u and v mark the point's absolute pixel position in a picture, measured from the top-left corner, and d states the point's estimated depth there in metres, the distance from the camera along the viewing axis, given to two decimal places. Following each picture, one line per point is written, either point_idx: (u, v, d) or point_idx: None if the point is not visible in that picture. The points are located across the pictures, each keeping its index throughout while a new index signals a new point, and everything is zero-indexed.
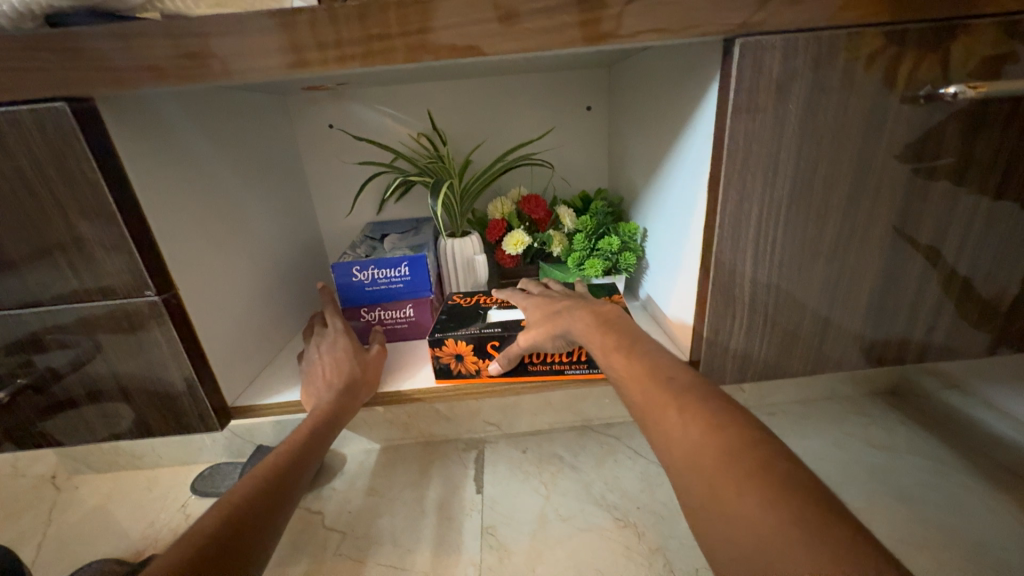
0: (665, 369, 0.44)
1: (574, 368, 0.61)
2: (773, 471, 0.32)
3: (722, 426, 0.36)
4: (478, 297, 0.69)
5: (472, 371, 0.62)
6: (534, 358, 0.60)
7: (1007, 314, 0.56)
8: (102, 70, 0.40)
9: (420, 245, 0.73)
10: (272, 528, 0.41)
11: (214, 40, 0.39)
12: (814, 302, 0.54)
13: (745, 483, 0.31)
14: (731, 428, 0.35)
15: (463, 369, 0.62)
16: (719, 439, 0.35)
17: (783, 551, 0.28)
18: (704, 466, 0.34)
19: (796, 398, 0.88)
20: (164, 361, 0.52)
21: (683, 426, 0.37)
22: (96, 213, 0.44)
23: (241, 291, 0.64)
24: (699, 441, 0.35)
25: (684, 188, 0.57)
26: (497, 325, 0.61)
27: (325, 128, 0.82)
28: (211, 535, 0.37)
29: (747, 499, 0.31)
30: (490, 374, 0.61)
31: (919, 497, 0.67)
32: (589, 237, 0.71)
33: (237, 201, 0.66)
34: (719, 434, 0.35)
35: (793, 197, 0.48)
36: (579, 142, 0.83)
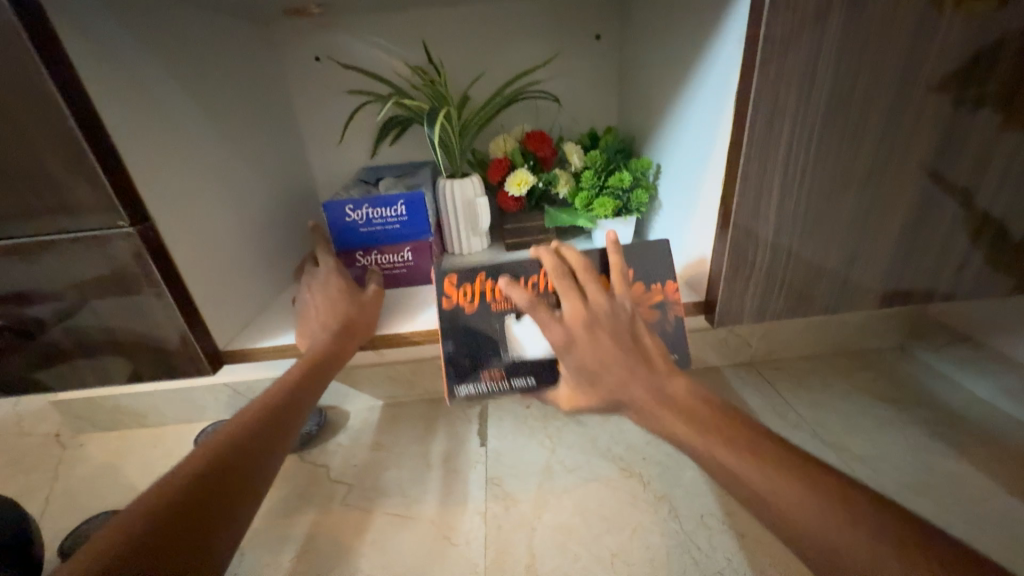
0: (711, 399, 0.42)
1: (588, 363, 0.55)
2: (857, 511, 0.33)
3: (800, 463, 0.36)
4: (474, 281, 0.54)
5: None
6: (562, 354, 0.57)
7: None
8: None
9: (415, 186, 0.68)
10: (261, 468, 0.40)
11: None
12: (843, 235, 0.49)
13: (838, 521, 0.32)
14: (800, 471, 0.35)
15: None
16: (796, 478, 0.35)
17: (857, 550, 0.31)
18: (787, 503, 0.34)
19: (805, 351, 0.86)
20: (151, 306, 0.49)
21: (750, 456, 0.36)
22: (55, 135, 0.40)
23: (226, 235, 0.60)
24: (780, 485, 0.35)
25: (705, 109, 0.52)
26: (526, 372, 0.53)
27: (312, 63, 0.75)
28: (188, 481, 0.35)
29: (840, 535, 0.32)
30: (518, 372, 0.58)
31: (922, 448, 0.67)
32: (598, 173, 0.67)
33: (217, 138, 0.61)
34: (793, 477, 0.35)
35: (831, 111, 0.43)
36: (586, 76, 0.77)
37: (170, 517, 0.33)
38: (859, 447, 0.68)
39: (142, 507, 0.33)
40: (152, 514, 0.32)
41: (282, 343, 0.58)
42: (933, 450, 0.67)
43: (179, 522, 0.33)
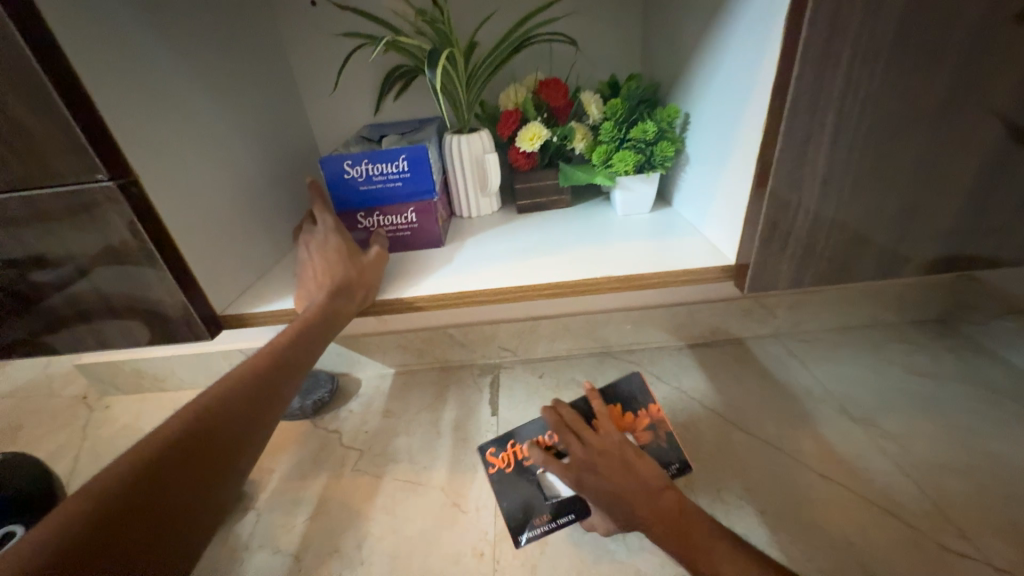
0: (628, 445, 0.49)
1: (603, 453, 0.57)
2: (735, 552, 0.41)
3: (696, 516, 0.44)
4: (513, 450, 0.64)
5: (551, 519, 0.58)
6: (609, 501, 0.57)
7: None
8: None
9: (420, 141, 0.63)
10: (247, 433, 0.39)
11: None
12: (903, 188, 0.42)
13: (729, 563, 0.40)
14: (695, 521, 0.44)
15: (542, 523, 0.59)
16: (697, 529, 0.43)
17: None
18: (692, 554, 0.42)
19: (837, 323, 0.81)
20: (141, 268, 0.46)
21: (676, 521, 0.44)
22: (16, 74, 0.36)
23: (219, 194, 0.57)
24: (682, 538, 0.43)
25: (744, 42, 0.45)
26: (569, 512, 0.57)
27: (308, 8, 0.70)
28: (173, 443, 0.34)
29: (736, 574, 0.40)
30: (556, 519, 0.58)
31: (968, 425, 0.62)
32: (618, 125, 0.60)
33: (203, 88, 0.56)
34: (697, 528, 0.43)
35: (903, 31, 0.35)
36: (607, 16, 0.69)
37: (144, 482, 0.32)
38: (895, 424, 0.63)
39: (114, 471, 0.32)
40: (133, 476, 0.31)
41: (281, 307, 0.56)
42: (979, 428, 0.61)
43: (161, 487, 0.32)
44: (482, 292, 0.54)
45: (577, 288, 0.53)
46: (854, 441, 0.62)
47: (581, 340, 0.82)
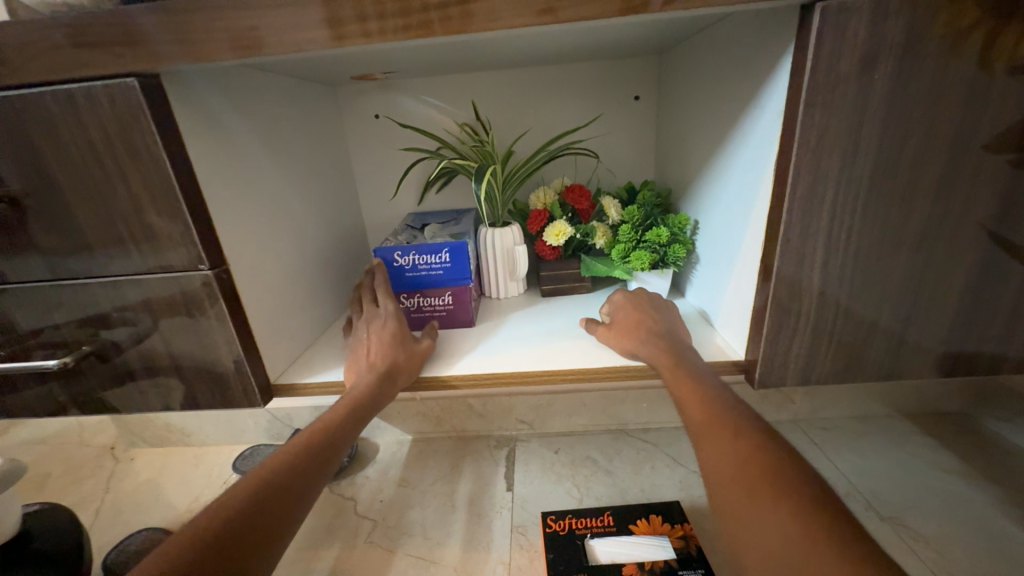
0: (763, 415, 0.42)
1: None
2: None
3: (832, 515, 0.32)
4: (570, 519, 0.68)
5: None
6: None
7: None
8: (150, 47, 0.41)
9: (460, 232, 0.71)
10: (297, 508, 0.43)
11: (257, 16, 0.40)
12: (893, 303, 0.47)
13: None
14: (817, 519, 0.32)
15: None
16: (773, 483, 0.35)
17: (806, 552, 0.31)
18: (749, 515, 0.35)
19: (851, 412, 0.82)
20: (215, 337, 0.53)
21: (780, 528, 0.33)
22: (158, 191, 0.46)
23: (283, 274, 0.65)
24: (778, 541, 0.33)
25: (743, 173, 0.53)
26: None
27: (371, 119, 0.83)
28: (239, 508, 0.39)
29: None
30: None
31: (998, 532, 0.60)
32: (635, 228, 0.68)
33: (283, 189, 0.67)
34: (801, 521, 0.32)
35: (878, 181, 0.42)
36: (624, 133, 0.80)
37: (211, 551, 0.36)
38: (921, 526, 0.62)
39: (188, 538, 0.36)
40: (205, 537, 0.37)
41: (325, 379, 0.61)
42: (1008, 533, 0.60)
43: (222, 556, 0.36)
44: (514, 374, 0.58)
45: (596, 375, 0.57)
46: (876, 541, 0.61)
47: (596, 418, 0.85)
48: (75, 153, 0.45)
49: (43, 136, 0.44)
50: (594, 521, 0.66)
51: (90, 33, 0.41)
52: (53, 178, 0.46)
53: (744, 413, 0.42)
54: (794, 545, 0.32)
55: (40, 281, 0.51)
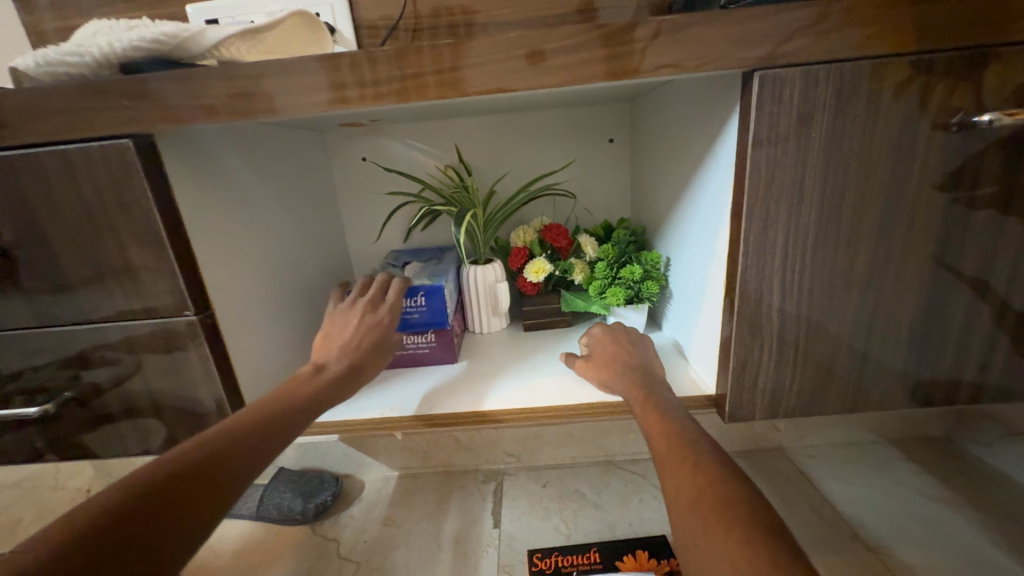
0: (720, 449, 0.43)
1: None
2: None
3: (777, 546, 0.33)
4: (556, 556, 0.67)
5: None
6: None
7: None
8: (160, 110, 0.44)
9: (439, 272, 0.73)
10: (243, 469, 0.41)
11: (266, 81, 0.44)
12: (849, 337, 0.49)
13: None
14: (761, 547, 0.33)
15: None
16: (721, 514, 0.36)
17: None
18: (703, 548, 0.36)
19: (836, 439, 0.84)
20: (197, 379, 0.54)
21: (730, 561, 0.34)
22: (148, 242, 0.48)
23: (269, 314, 0.66)
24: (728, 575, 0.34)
25: (705, 215, 0.56)
26: None
27: (358, 161, 0.86)
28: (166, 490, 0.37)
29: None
30: None
31: (978, 559, 0.61)
32: (611, 265, 0.71)
33: (271, 231, 0.69)
34: (746, 551, 0.33)
35: (824, 226, 0.45)
36: (600, 173, 0.84)
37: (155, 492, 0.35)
38: (906, 555, 0.63)
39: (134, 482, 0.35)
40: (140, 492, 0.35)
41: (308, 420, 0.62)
42: (988, 559, 0.61)
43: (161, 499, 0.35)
44: (495, 412, 0.59)
45: (574, 412, 0.59)
46: (860, 571, 0.61)
47: (584, 449, 0.86)
48: (68, 207, 0.47)
49: (38, 192, 0.46)
50: (579, 559, 0.66)
51: (91, 100, 0.44)
52: (45, 231, 0.48)
53: (704, 447, 0.44)
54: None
55: (25, 328, 0.52)
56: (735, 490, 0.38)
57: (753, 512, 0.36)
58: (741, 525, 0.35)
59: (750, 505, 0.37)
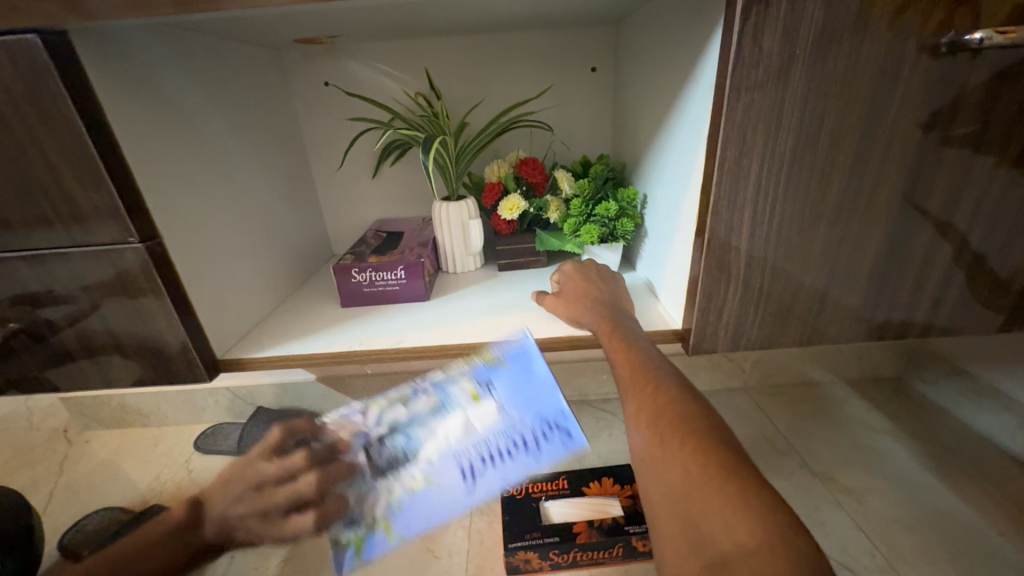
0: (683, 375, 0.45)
1: (579, 560, 0.60)
2: (767, 514, 0.31)
3: (730, 455, 0.35)
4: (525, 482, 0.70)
5: (535, 565, 0.59)
6: (581, 556, 0.60)
7: None
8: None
9: (412, 518, 0.61)
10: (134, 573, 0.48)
11: None
12: (814, 271, 0.50)
13: (727, 521, 0.31)
14: (715, 455, 0.35)
15: (529, 565, 0.60)
16: (680, 427, 0.38)
17: (703, 483, 0.34)
18: (658, 457, 0.38)
19: (797, 379, 0.88)
20: (153, 312, 0.52)
21: (681, 468, 0.35)
22: (76, 159, 0.43)
23: (228, 248, 0.63)
24: (679, 479, 0.35)
25: (683, 145, 0.54)
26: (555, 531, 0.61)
27: (321, 87, 0.80)
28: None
29: (727, 536, 0.31)
30: (550, 566, 0.60)
31: (909, 480, 0.67)
32: (586, 202, 0.69)
33: (224, 159, 0.64)
34: (700, 457, 0.35)
35: (798, 155, 0.44)
36: (580, 105, 0.80)
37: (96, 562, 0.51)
38: (846, 478, 0.68)
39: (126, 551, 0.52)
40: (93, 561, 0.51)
41: (277, 353, 0.62)
42: (918, 481, 0.67)
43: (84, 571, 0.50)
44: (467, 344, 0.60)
45: (544, 345, 0.59)
46: (805, 492, 0.67)
47: (558, 389, 0.88)
48: None
49: None
50: (547, 484, 0.69)
51: None
52: None
53: (668, 372, 0.45)
54: (693, 479, 0.34)
55: None
56: (695, 408, 0.40)
57: (711, 426, 0.38)
58: (697, 436, 0.37)
59: (709, 421, 0.38)
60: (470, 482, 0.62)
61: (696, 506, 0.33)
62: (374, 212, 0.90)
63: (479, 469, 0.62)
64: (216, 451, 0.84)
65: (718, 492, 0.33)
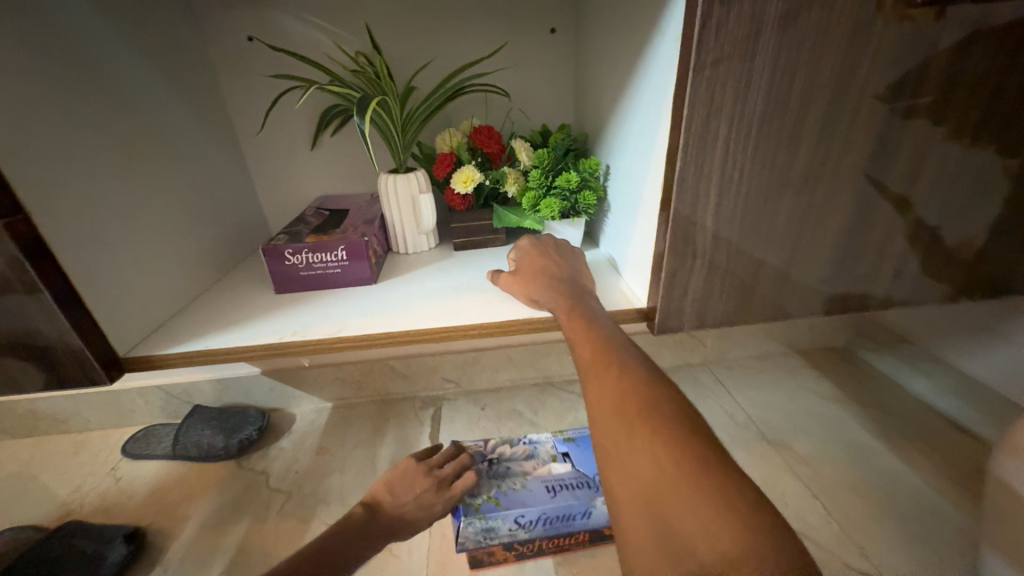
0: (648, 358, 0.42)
1: (543, 548, 0.58)
2: (744, 513, 0.28)
3: (705, 447, 0.32)
4: None
5: (500, 556, 0.57)
6: (547, 544, 0.58)
7: (988, 259, 0.51)
8: None
9: (514, 500, 0.55)
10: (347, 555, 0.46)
11: None
12: (780, 242, 0.47)
13: (706, 524, 0.28)
14: (690, 448, 0.32)
15: (492, 556, 0.57)
16: (651, 415, 0.35)
17: (677, 480, 0.31)
18: (626, 450, 0.34)
19: (757, 352, 0.88)
20: (26, 306, 0.42)
21: (654, 461, 0.32)
22: None
23: (130, 228, 0.54)
24: (649, 474, 0.32)
25: (645, 110, 0.50)
26: None
27: (244, 42, 0.70)
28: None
29: (707, 541, 0.28)
30: (514, 556, 0.58)
31: (865, 447, 0.69)
32: (546, 173, 0.64)
33: (119, 120, 0.54)
34: (674, 450, 0.32)
35: (767, 116, 0.41)
36: (538, 70, 0.74)
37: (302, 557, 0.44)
38: (806, 447, 0.69)
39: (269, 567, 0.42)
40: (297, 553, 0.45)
41: (196, 347, 0.54)
42: (872, 447, 0.69)
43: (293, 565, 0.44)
44: (420, 330, 0.54)
45: (503, 328, 0.54)
46: (770, 464, 0.67)
47: (523, 371, 0.85)
48: None
49: None
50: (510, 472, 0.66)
51: None
52: None
53: (634, 354, 0.42)
54: (667, 474, 0.31)
55: None
56: (665, 394, 0.37)
57: (686, 415, 0.35)
58: (670, 427, 0.34)
59: (682, 409, 0.35)
60: (553, 493, 0.56)
61: (671, 505, 0.30)
62: (316, 187, 0.81)
63: (565, 486, 0.57)
64: (145, 457, 0.74)
65: (695, 490, 0.30)
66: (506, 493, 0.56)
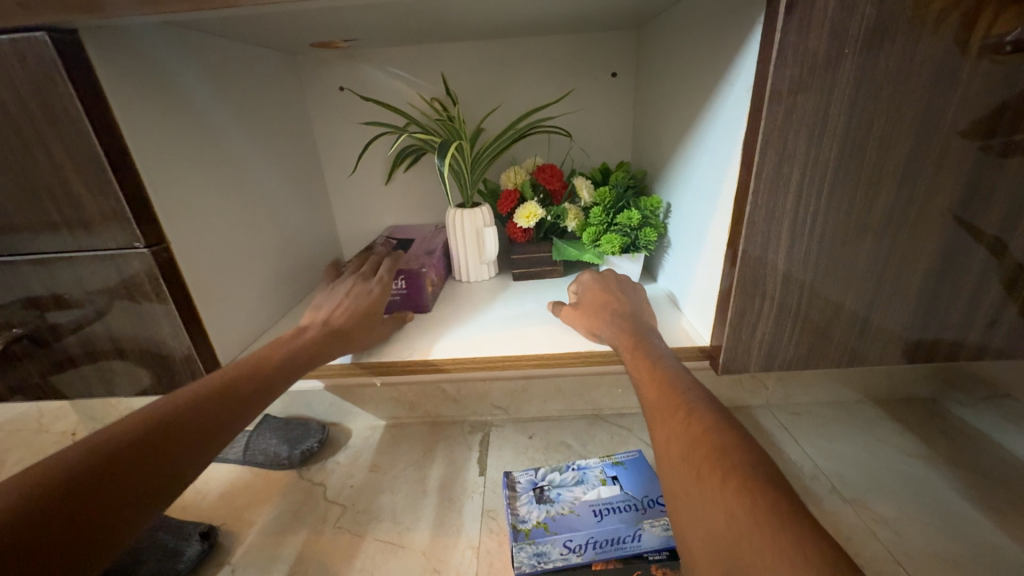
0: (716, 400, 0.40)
1: None
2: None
3: (777, 497, 0.31)
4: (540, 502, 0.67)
5: None
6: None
7: None
8: None
9: (565, 525, 0.58)
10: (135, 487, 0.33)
11: None
12: (856, 286, 0.46)
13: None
14: (762, 496, 0.31)
15: None
16: (719, 461, 0.34)
17: (749, 531, 0.30)
18: (697, 496, 0.34)
19: (825, 398, 0.83)
20: (156, 319, 0.50)
21: (725, 510, 0.32)
22: (82, 160, 0.42)
23: (236, 254, 0.62)
24: (723, 525, 0.32)
25: (712, 153, 0.51)
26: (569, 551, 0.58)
27: (336, 91, 0.79)
28: (34, 484, 0.30)
29: None
30: None
31: (957, 513, 0.62)
32: (607, 211, 0.66)
33: (235, 161, 0.63)
34: (744, 499, 0.31)
35: (842, 162, 0.41)
36: (600, 112, 0.78)
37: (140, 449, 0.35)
38: (885, 507, 0.63)
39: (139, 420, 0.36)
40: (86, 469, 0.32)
41: None
42: (966, 514, 0.62)
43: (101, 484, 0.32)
44: (482, 359, 0.57)
45: (564, 360, 0.56)
46: (842, 522, 0.62)
47: (572, 403, 0.84)
48: None
49: None
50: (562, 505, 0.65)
51: None
52: None
53: (702, 396, 0.41)
54: (738, 524, 0.31)
55: None
56: (732, 436, 0.36)
57: (758, 460, 0.34)
58: (740, 472, 0.33)
59: (753, 453, 0.34)
60: (601, 517, 0.59)
61: (746, 559, 0.29)
62: (387, 218, 0.88)
63: (614, 511, 0.60)
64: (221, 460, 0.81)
65: (767, 543, 0.29)
66: (556, 519, 0.59)
